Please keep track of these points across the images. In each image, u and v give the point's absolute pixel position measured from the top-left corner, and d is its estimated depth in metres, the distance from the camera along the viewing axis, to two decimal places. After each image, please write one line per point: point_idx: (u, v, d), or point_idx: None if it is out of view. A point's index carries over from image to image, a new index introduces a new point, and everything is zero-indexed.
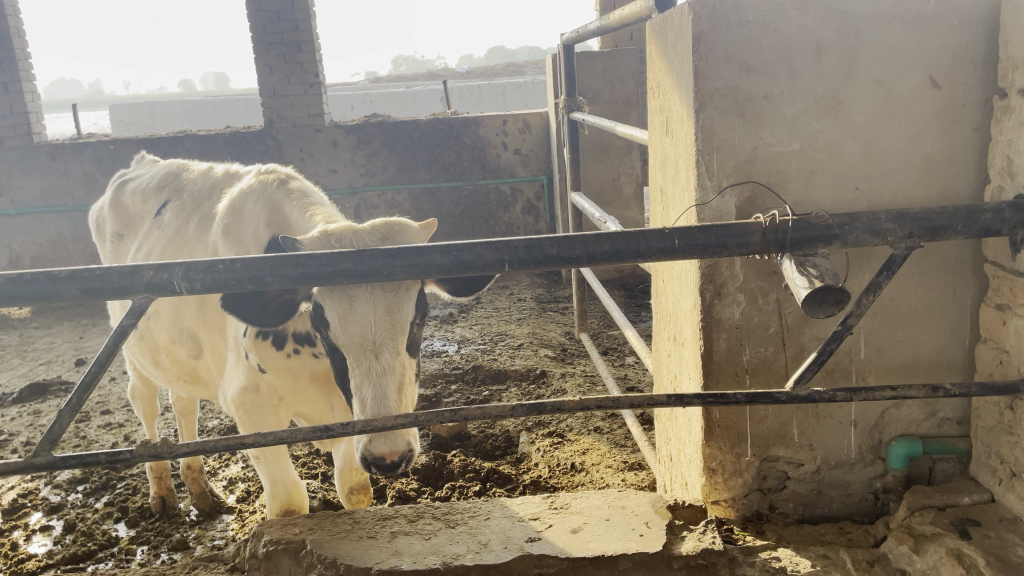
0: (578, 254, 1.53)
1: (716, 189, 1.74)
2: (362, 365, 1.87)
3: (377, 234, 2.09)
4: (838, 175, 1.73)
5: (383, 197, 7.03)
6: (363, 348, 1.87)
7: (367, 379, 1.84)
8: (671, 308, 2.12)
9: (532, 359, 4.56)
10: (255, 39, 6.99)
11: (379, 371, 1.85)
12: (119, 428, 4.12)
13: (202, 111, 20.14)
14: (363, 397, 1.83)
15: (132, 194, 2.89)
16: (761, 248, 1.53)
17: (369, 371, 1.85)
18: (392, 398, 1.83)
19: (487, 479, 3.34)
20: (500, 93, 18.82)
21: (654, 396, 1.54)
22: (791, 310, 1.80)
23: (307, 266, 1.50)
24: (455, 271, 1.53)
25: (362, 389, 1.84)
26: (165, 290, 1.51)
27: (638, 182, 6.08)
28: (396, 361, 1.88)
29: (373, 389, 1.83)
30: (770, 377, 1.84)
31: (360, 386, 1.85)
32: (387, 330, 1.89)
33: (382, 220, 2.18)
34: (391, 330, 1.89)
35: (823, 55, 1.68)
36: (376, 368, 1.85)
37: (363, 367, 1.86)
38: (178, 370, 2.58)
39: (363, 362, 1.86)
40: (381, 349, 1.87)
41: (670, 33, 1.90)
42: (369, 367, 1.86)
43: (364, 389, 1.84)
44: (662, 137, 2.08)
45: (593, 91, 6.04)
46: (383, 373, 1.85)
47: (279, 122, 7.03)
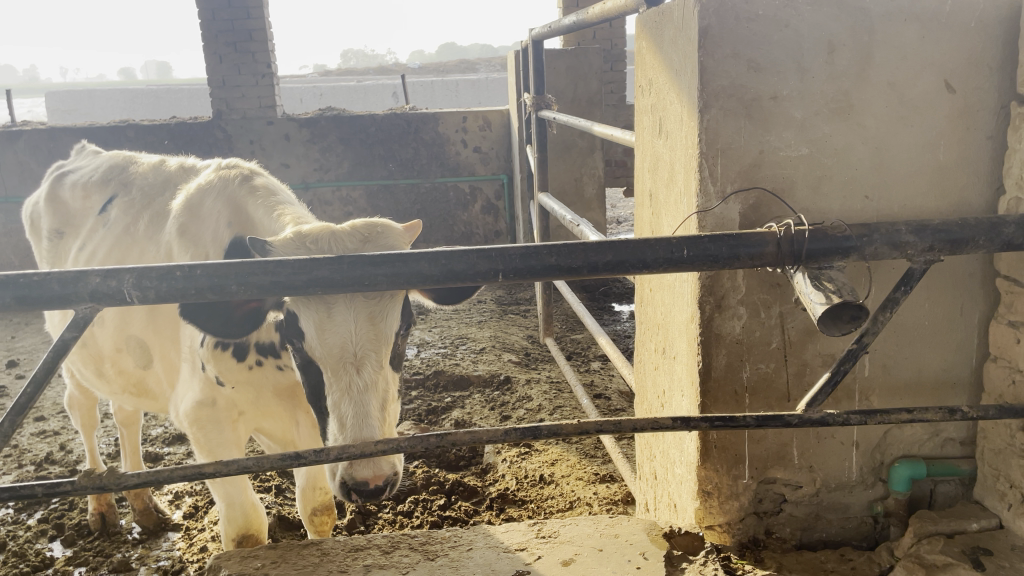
0: (579, 264, 1.39)
1: (719, 195, 1.62)
2: (341, 380, 1.71)
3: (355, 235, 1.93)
4: (846, 182, 1.63)
5: (337, 193, 6.79)
6: (342, 361, 1.71)
7: (348, 396, 1.69)
8: (660, 319, 2.01)
9: (495, 364, 4.43)
10: (203, 28, 6.73)
11: (360, 388, 1.69)
12: (54, 437, 3.86)
13: (145, 100, 19.52)
14: (342, 416, 1.68)
15: (73, 188, 2.66)
16: (775, 260, 1.41)
17: (350, 387, 1.69)
18: (375, 417, 1.68)
19: (452, 491, 3.20)
20: (454, 89, 18.66)
21: (658, 419, 1.42)
22: (794, 325, 1.70)
23: (276, 274, 1.34)
24: (443, 280, 1.38)
25: (342, 407, 1.69)
26: (113, 299, 1.33)
27: (601, 183, 5.99)
28: (379, 376, 1.73)
29: (354, 407, 1.67)
30: (771, 396, 1.74)
31: (339, 404, 1.70)
32: (369, 342, 1.73)
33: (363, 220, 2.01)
34: (374, 342, 1.74)
35: (835, 54, 1.57)
36: (357, 385, 1.69)
37: (343, 383, 1.70)
38: (124, 381, 2.38)
39: (343, 377, 1.70)
40: (364, 363, 1.72)
41: (668, 28, 1.78)
42: (350, 382, 1.70)
43: (344, 407, 1.68)
44: (653, 139, 1.97)
45: (557, 90, 5.92)
46: (365, 390, 1.70)
47: (229, 114, 6.77)
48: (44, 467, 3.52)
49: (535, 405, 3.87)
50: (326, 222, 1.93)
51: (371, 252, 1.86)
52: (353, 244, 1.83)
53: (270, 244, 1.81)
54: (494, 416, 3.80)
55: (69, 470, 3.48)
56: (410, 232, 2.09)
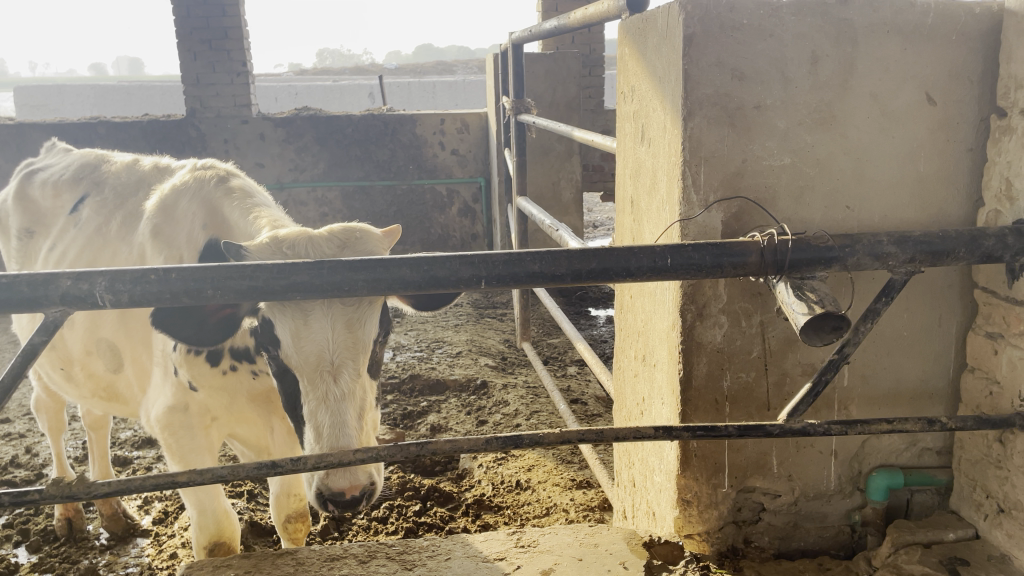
0: (562, 271, 1.38)
1: (702, 204, 1.62)
2: (318, 389, 1.68)
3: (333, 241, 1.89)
4: (828, 193, 1.63)
5: (313, 194, 6.73)
6: (319, 369, 1.68)
7: (325, 405, 1.66)
8: (640, 326, 2.00)
9: (472, 369, 4.40)
10: (178, 24, 6.64)
11: (337, 397, 1.66)
12: (20, 439, 3.77)
13: (116, 97, 19.25)
14: (319, 425, 1.65)
15: (43, 187, 2.61)
16: (758, 270, 1.40)
17: (326, 396, 1.67)
18: (352, 426, 1.65)
19: (427, 497, 3.17)
20: (431, 91, 18.63)
21: (641, 429, 1.41)
22: (774, 334, 1.70)
23: (254, 279, 1.31)
24: (425, 287, 1.36)
25: (318, 416, 1.66)
26: (85, 303, 1.30)
27: (578, 187, 6.00)
28: (357, 385, 1.70)
29: (330, 416, 1.65)
30: (751, 405, 1.73)
31: (316, 412, 1.67)
32: (347, 349, 1.70)
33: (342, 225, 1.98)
34: (352, 349, 1.70)
35: (819, 64, 1.58)
36: (334, 393, 1.67)
37: (320, 392, 1.67)
38: (93, 385, 2.33)
39: (320, 386, 1.68)
40: (341, 371, 1.69)
41: (652, 35, 1.78)
42: (327, 391, 1.67)
43: (321, 416, 1.65)
44: (636, 145, 1.97)
45: (535, 94, 5.92)
46: (342, 398, 1.67)
47: (203, 112, 6.68)
48: (9, 471, 3.44)
49: (512, 410, 3.85)
50: (304, 227, 1.89)
51: (350, 257, 1.83)
52: (331, 249, 1.80)
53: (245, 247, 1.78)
54: (470, 421, 3.78)
55: (35, 474, 3.41)
56: (390, 237, 2.06)
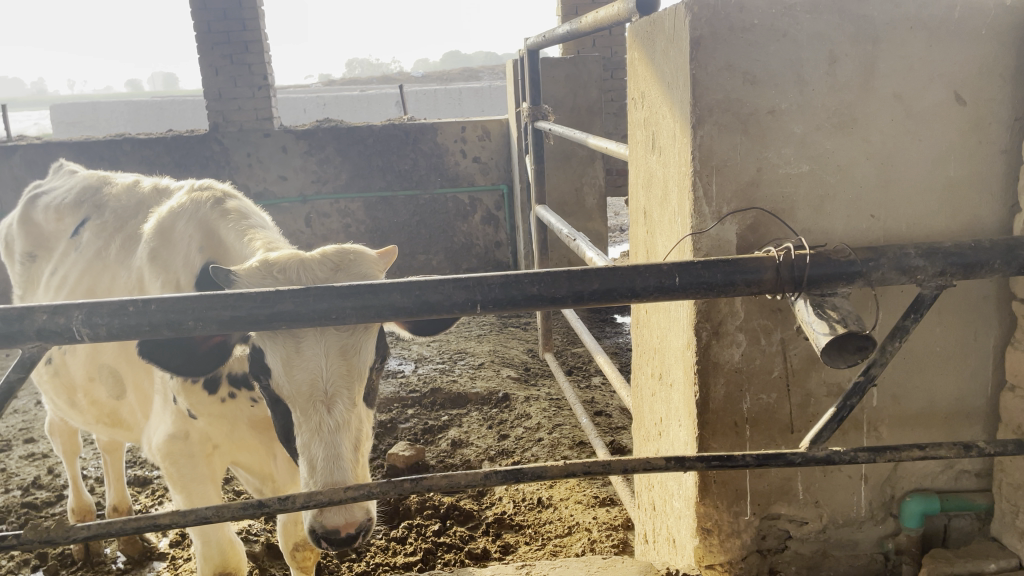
0: (563, 293, 1.30)
1: (715, 216, 1.53)
2: (311, 420, 1.63)
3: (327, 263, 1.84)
4: (851, 201, 1.53)
5: (335, 205, 6.71)
6: (312, 399, 1.64)
7: (318, 437, 1.61)
8: (656, 343, 1.91)
9: (493, 381, 4.32)
10: (199, 39, 6.67)
11: (331, 428, 1.61)
12: (43, 459, 3.76)
13: (147, 113, 19.51)
14: (313, 458, 1.59)
15: (45, 211, 2.60)
16: (774, 288, 1.31)
17: (320, 427, 1.61)
18: (347, 459, 1.60)
19: (447, 516, 3.08)
20: (457, 98, 18.64)
21: (651, 460, 1.32)
22: (797, 352, 1.59)
23: (237, 308, 1.25)
24: (418, 313, 1.28)
25: (312, 448, 1.60)
26: (62, 337, 1.24)
27: (601, 192, 5.90)
28: (352, 414, 1.65)
29: (324, 448, 1.59)
30: (774, 428, 1.63)
31: (309, 444, 1.61)
32: (342, 378, 1.66)
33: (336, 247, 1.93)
34: (347, 378, 1.66)
35: (837, 64, 1.47)
36: (327, 424, 1.61)
37: (313, 423, 1.62)
38: (97, 412, 2.30)
39: (313, 417, 1.63)
40: (335, 401, 1.64)
41: (660, 38, 1.69)
42: (320, 422, 1.62)
43: (314, 449, 1.60)
44: (646, 154, 1.88)
45: (556, 99, 5.84)
46: (336, 430, 1.61)
47: (225, 126, 6.68)
48: (30, 492, 3.43)
49: (534, 423, 3.77)
50: (296, 250, 1.85)
51: (343, 281, 1.79)
52: (322, 273, 1.76)
53: (234, 274, 1.74)
54: (492, 435, 3.71)
55: (56, 495, 3.39)
56: (387, 259, 2.02)
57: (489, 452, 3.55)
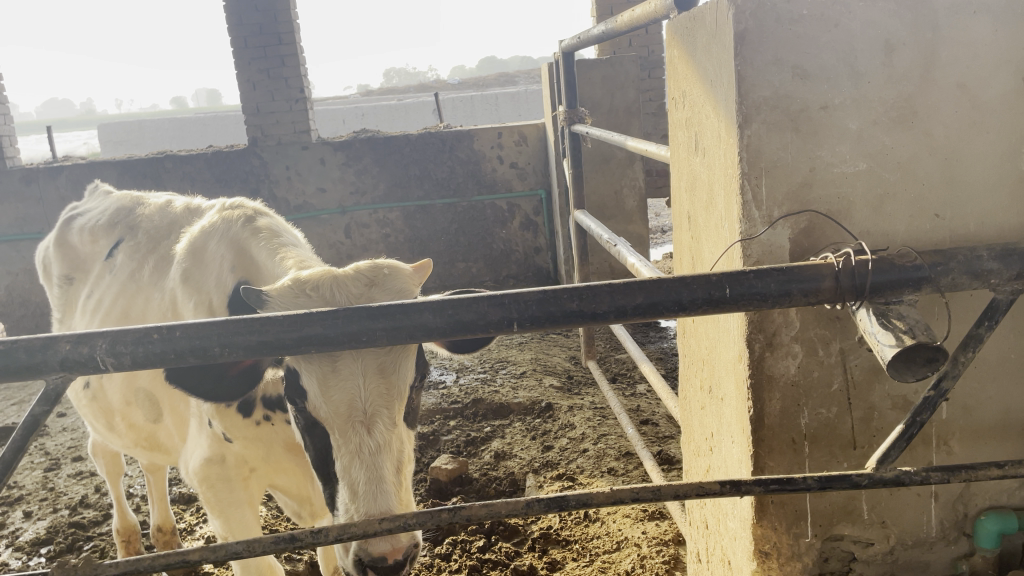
0: (604, 308, 1.22)
1: (765, 220, 1.43)
2: (350, 443, 1.58)
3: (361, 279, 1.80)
4: (913, 200, 1.42)
5: (374, 215, 6.71)
6: (351, 420, 1.59)
7: (358, 460, 1.56)
8: (704, 353, 1.81)
9: (536, 391, 4.23)
10: (236, 55, 6.71)
11: (372, 450, 1.57)
12: (90, 477, 3.78)
13: (191, 129, 19.82)
14: (354, 482, 1.55)
15: (82, 232, 2.61)
16: (835, 297, 1.21)
17: (360, 449, 1.57)
18: (390, 481, 1.55)
19: (492, 531, 3.01)
20: (493, 104, 18.64)
21: (705, 484, 1.23)
22: (858, 363, 1.49)
23: (264, 332, 1.19)
24: (452, 333, 1.22)
25: (352, 471, 1.56)
26: (86, 367, 1.20)
27: (641, 195, 5.79)
28: (392, 436, 1.60)
29: (366, 471, 1.55)
30: (835, 444, 1.52)
31: (349, 468, 1.57)
32: (380, 397, 1.61)
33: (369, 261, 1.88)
34: (386, 397, 1.62)
35: (894, 55, 1.37)
36: (367, 446, 1.57)
37: (353, 445, 1.57)
38: (135, 436, 2.33)
39: (352, 439, 1.58)
40: (374, 422, 1.59)
41: (701, 34, 1.60)
42: (360, 444, 1.57)
43: (355, 471, 1.56)
44: (690, 156, 1.79)
45: (593, 101, 5.74)
46: (377, 452, 1.57)
47: (264, 140, 6.71)
48: (78, 512, 3.44)
49: (578, 433, 3.68)
50: (329, 267, 1.81)
51: (378, 299, 1.74)
52: (357, 292, 1.71)
53: (266, 295, 1.72)
54: (536, 447, 3.64)
55: (103, 515, 3.40)
56: (422, 272, 1.95)
57: (533, 464, 3.48)
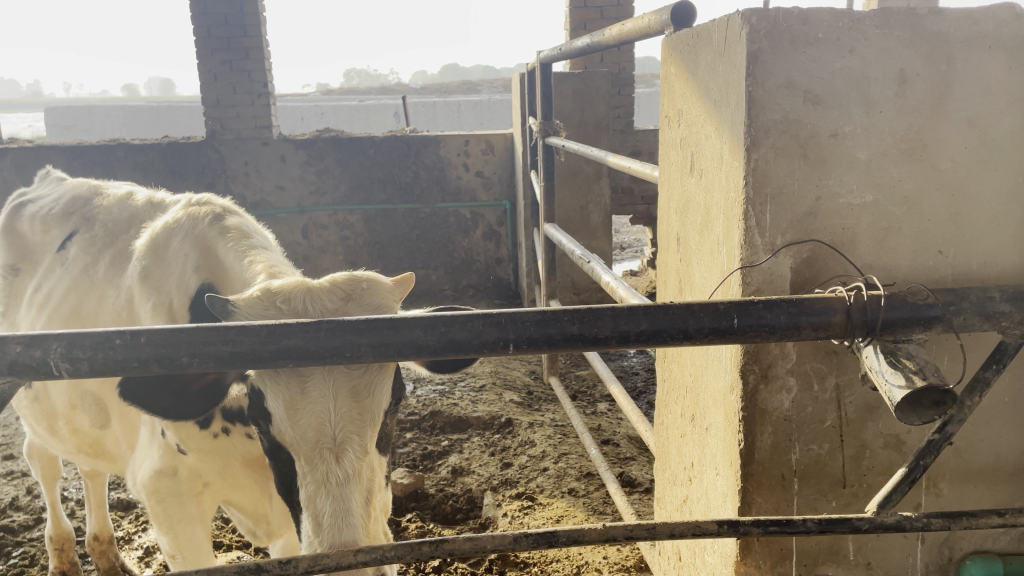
0: (606, 334, 1.15)
1: (768, 248, 1.38)
2: (317, 471, 1.50)
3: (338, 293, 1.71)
4: (918, 235, 1.39)
5: (333, 217, 6.57)
6: (319, 446, 1.52)
7: (325, 490, 1.48)
8: (688, 380, 1.77)
9: (496, 405, 4.15)
10: (198, 44, 6.46)
11: (340, 479, 1.49)
12: (22, 478, 3.58)
13: (143, 117, 19.31)
14: (318, 513, 1.46)
15: (32, 221, 2.46)
16: (844, 332, 1.17)
17: (327, 479, 1.49)
18: (357, 515, 1.47)
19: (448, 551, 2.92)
20: (456, 110, 18.57)
21: (702, 524, 1.19)
22: (853, 400, 1.45)
23: (238, 344, 1.10)
24: (442, 353, 1.14)
25: (317, 502, 1.47)
26: (36, 373, 1.09)
27: (607, 211, 5.76)
28: (362, 464, 1.53)
29: (332, 503, 1.46)
30: (824, 481, 1.48)
31: (314, 498, 1.48)
32: (351, 423, 1.55)
33: (347, 274, 1.79)
34: (357, 423, 1.55)
35: (907, 86, 1.34)
36: (335, 475, 1.49)
37: (319, 474, 1.49)
38: (79, 442, 2.20)
39: (319, 468, 1.50)
40: (344, 449, 1.52)
41: (705, 51, 1.55)
42: (328, 472, 1.49)
43: (320, 502, 1.47)
44: (683, 176, 1.74)
45: (563, 115, 5.70)
46: (346, 481, 1.49)
47: (223, 134, 6.49)
48: (6, 515, 3.24)
49: (538, 451, 3.61)
50: (304, 278, 1.71)
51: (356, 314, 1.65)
52: (333, 306, 1.62)
53: (233, 304, 1.61)
54: (494, 463, 3.56)
55: (34, 519, 3.20)
56: (403, 286, 1.89)
57: (491, 482, 3.39)
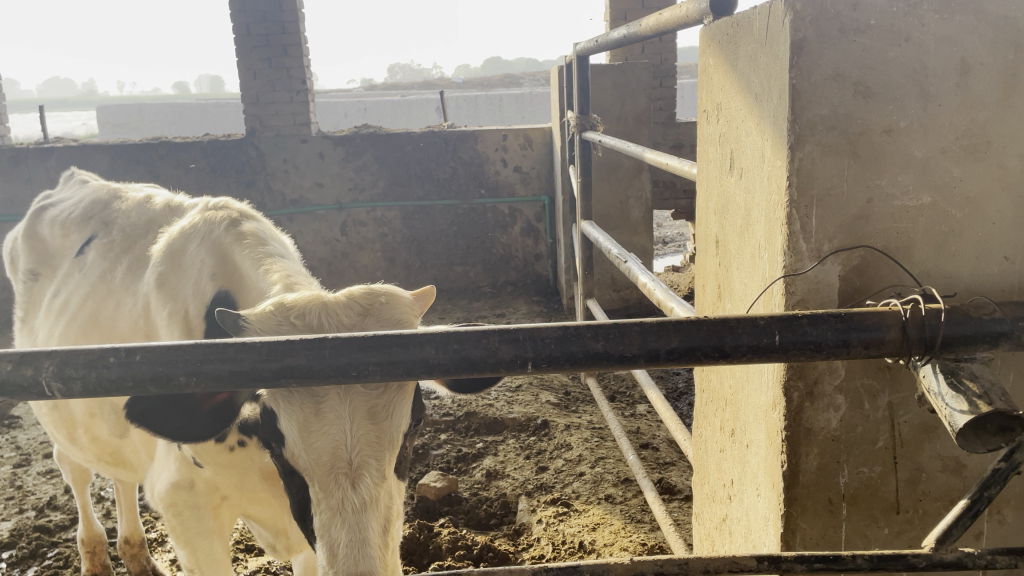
0: (633, 352, 1.06)
1: (814, 254, 1.27)
2: (333, 497, 1.48)
3: (354, 307, 1.67)
4: (981, 240, 1.26)
5: (372, 214, 6.55)
6: (334, 471, 1.50)
7: (339, 518, 1.46)
8: (728, 393, 1.66)
9: (532, 407, 4.07)
10: (238, 41, 6.36)
11: (355, 506, 1.46)
12: (61, 476, 3.60)
13: (191, 114, 19.62)
14: (334, 542, 1.43)
15: (52, 225, 2.44)
16: (899, 350, 1.05)
17: (342, 505, 1.47)
18: (374, 544, 1.43)
19: (480, 558, 2.82)
20: (497, 105, 18.53)
21: (738, 560, 1.13)
22: (907, 420, 1.34)
23: (238, 362, 1.03)
24: (456, 372, 1.05)
25: (332, 530, 1.45)
26: (30, 393, 1.03)
27: (647, 206, 5.63)
28: (379, 490, 1.51)
29: (347, 531, 1.43)
30: (876, 507, 1.36)
31: (329, 525, 1.46)
32: (368, 447, 1.53)
33: (365, 287, 1.75)
34: (375, 447, 1.54)
35: (970, 76, 1.21)
36: (351, 502, 1.47)
37: (335, 500, 1.48)
38: (98, 450, 2.22)
39: (335, 494, 1.48)
40: (361, 475, 1.50)
41: (746, 39, 1.44)
42: (343, 498, 1.48)
43: (335, 530, 1.44)
44: (721, 176, 1.63)
45: (602, 108, 5.57)
46: (362, 508, 1.47)
47: (262, 131, 6.40)
48: (44, 514, 3.26)
49: (575, 455, 3.52)
50: (319, 292, 1.68)
51: (372, 330, 1.62)
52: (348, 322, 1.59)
53: (246, 320, 1.58)
54: (530, 467, 3.48)
55: (70, 519, 3.21)
56: (421, 302, 1.85)
57: (526, 487, 3.31)
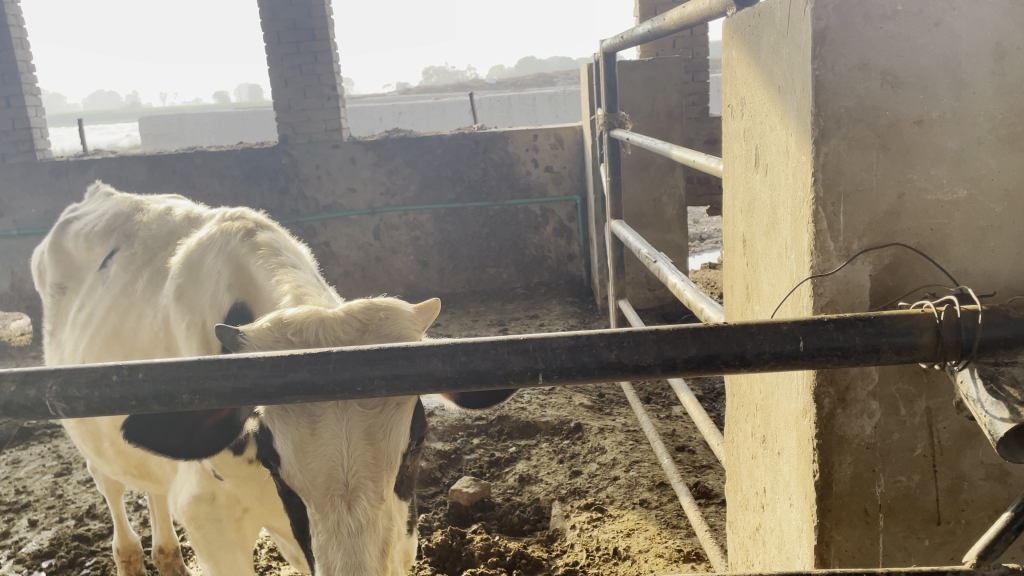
0: (649, 361, 1.00)
1: (843, 253, 1.21)
2: (329, 519, 1.50)
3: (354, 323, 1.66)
4: (1020, 234, 1.19)
5: (404, 217, 6.56)
6: (330, 492, 1.52)
7: (336, 540, 1.47)
8: (758, 398, 1.60)
9: (565, 410, 4.02)
10: (269, 49, 6.41)
11: (352, 529, 1.48)
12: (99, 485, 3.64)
13: (230, 123, 19.93)
14: (329, 564, 1.45)
15: (77, 239, 2.47)
16: (932, 355, 0.99)
17: (339, 527, 1.48)
18: (371, 566, 1.44)
19: (513, 565, 2.76)
20: (530, 105, 18.49)
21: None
22: (946, 426, 1.27)
23: (241, 378, 1.00)
24: (463, 386, 1.01)
25: (329, 552, 1.46)
26: (35, 414, 1.02)
27: (681, 203, 5.54)
28: (377, 512, 1.52)
29: (343, 553, 1.45)
30: (914, 517, 1.30)
31: (326, 547, 1.47)
32: (365, 468, 1.55)
33: (367, 302, 1.74)
34: (371, 467, 1.56)
35: (1005, 61, 1.14)
36: (347, 524, 1.48)
37: (331, 522, 1.49)
38: (125, 463, 2.25)
39: (331, 516, 1.50)
40: (357, 496, 1.52)
41: (768, 29, 1.38)
42: (339, 521, 1.49)
43: (332, 552, 1.45)
44: (746, 172, 1.57)
45: (633, 104, 5.49)
46: (359, 530, 1.48)
47: (294, 137, 6.45)
48: (83, 523, 3.30)
49: (609, 459, 3.46)
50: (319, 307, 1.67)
51: (369, 345, 1.61)
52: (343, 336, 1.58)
53: (244, 333, 1.59)
54: (563, 471, 3.43)
55: (108, 528, 3.25)
56: (426, 315, 1.83)
57: (559, 491, 3.27)
